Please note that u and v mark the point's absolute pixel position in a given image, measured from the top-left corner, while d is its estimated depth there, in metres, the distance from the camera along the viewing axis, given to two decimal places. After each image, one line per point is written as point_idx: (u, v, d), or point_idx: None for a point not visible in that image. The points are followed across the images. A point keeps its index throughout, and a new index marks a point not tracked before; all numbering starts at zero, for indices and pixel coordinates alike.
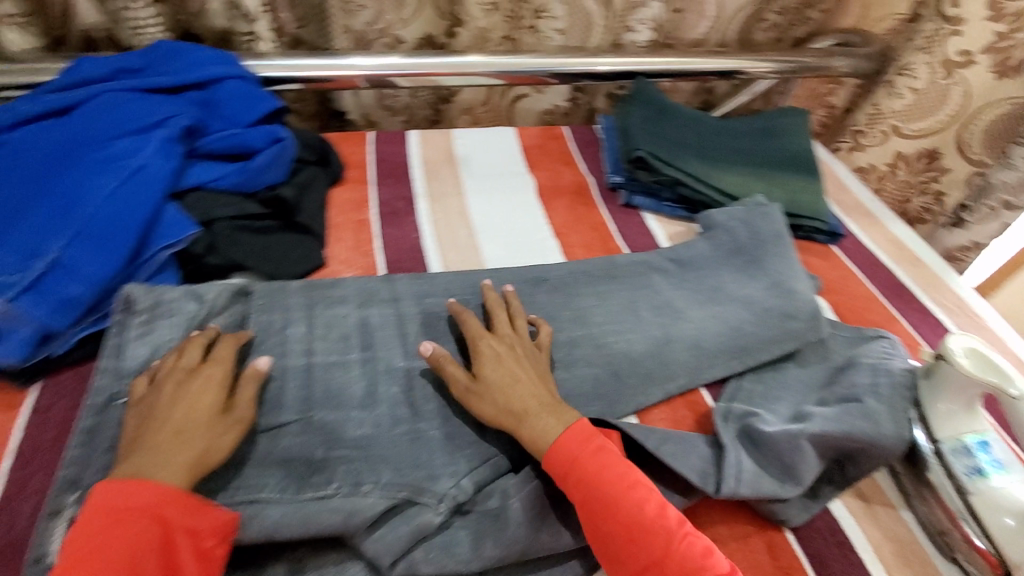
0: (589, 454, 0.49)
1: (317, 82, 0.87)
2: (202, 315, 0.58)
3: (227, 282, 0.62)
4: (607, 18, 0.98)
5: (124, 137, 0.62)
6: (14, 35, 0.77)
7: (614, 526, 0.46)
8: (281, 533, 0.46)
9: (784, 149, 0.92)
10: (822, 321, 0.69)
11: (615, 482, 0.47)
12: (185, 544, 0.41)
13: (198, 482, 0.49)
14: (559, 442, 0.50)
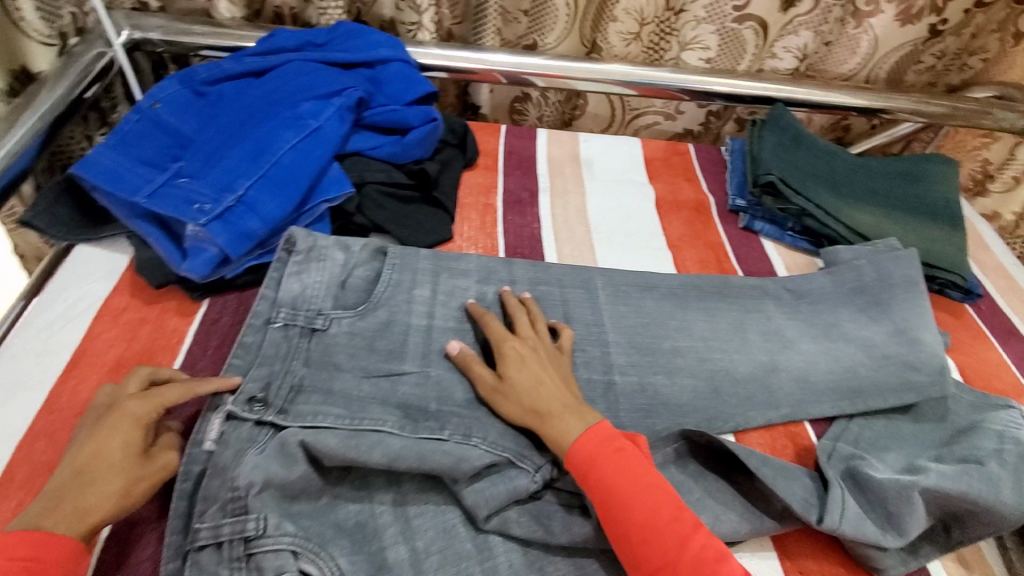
0: (606, 456, 0.50)
1: (463, 73, 0.93)
2: (347, 266, 0.64)
3: (369, 240, 0.68)
4: (758, 49, 0.98)
5: (307, 102, 0.71)
6: (224, 5, 0.89)
7: (628, 527, 0.47)
8: (402, 461, 0.50)
9: (924, 196, 0.87)
10: (949, 378, 0.64)
11: (631, 482, 0.48)
12: None
13: (332, 405, 0.54)
14: (578, 443, 0.51)
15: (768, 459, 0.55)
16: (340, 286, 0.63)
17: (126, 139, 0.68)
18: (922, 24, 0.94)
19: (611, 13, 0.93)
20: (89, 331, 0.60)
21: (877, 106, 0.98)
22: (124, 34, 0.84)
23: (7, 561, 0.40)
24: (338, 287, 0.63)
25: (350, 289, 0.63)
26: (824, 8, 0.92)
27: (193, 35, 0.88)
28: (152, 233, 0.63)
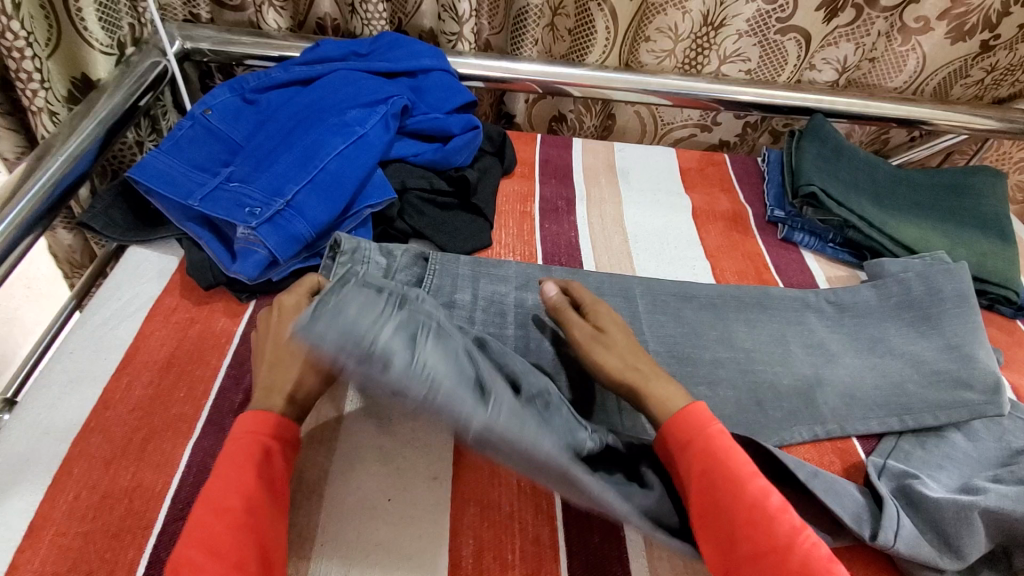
0: (716, 433, 0.48)
1: (500, 82, 0.94)
2: (388, 268, 0.65)
3: (409, 246, 0.68)
4: (799, 61, 0.97)
5: (354, 109, 0.73)
6: (272, 15, 0.92)
7: (732, 505, 0.43)
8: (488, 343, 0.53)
9: (972, 209, 0.85)
10: (1005, 397, 0.62)
11: (736, 462, 0.45)
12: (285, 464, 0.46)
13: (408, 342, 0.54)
14: (688, 414, 0.49)
15: (818, 473, 0.54)
16: None
17: (180, 145, 0.70)
18: (974, 41, 0.92)
19: (644, 33, 0.94)
20: (142, 329, 0.62)
21: (920, 118, 0.96)
22: (176, 44, 0.88)
23: (253, 433, 0.45)
24: None
25: None
26: (867, 20, 0.91)
27: (239, 45, 0.91)
28: (203, 236, 0.65)
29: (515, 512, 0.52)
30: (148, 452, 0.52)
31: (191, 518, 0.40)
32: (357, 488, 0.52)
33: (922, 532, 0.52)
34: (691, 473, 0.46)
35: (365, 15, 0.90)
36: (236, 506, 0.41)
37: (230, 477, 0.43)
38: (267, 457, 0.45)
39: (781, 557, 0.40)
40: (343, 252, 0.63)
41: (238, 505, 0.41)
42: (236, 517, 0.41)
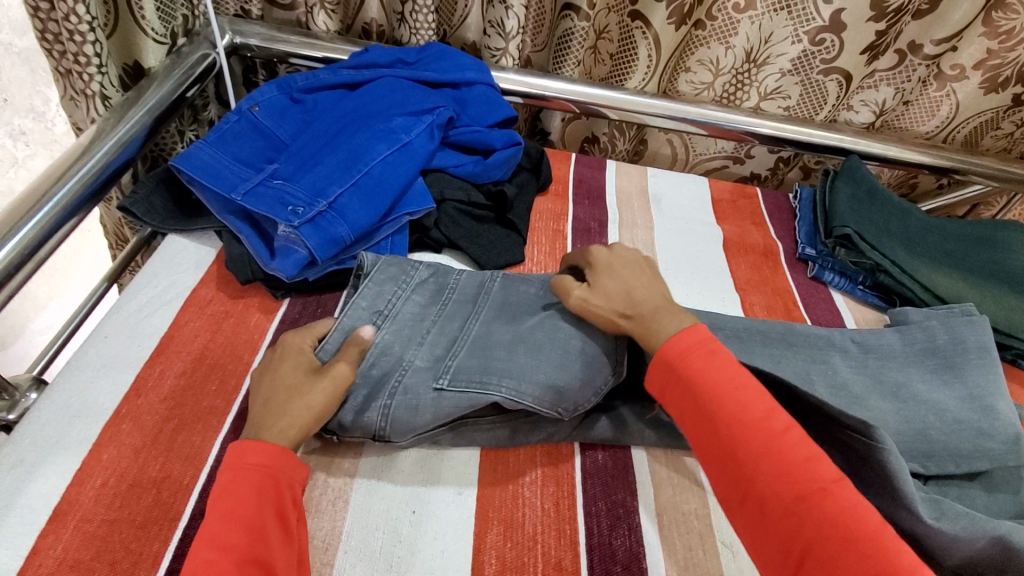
0: (702, 354, 0.50)
1: (539, 99, 0.95)
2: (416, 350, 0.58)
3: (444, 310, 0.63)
4: (837, 101, 0.97)
5: (400, 117, 0.73)
6: (322, 18, 0.94)
7: (719, 419, 0.47)
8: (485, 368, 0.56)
9: (1003, 263, 0.85)
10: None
11: (716, 383, 0.48)
12: (288, 494, 0.46)
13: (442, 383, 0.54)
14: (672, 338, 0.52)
15: (855, 485, 0.55)
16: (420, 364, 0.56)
17: (225, 138, 0.71)
18: (1006, 93, 0.92)
19: (685, 63, 0.96)
20: (177, 319, 0.62)
21: (950, 165, 0.97)
22: (226, 37, 0.90)
23: (245, 465, 0.45)
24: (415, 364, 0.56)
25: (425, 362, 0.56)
26: (908, 67, 0.92)
27: (286, 43, 0.92)
28: (242, 230, 0.66)
29: (539, 534, 0.51)
30: (178, 443, 0.53)
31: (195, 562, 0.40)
32: (382, 499, 0.51)
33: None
34: (679, 398, 0.50)
35: (414, 25, 0.92)
36: (241, 543, 0.41)
37: (229, 515, 0.42)
38: (275, 490, 0.45)
39: (759, 461, 0.44)
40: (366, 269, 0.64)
41: (241, 541, 0.41)
42: (243, 552, 0.41)
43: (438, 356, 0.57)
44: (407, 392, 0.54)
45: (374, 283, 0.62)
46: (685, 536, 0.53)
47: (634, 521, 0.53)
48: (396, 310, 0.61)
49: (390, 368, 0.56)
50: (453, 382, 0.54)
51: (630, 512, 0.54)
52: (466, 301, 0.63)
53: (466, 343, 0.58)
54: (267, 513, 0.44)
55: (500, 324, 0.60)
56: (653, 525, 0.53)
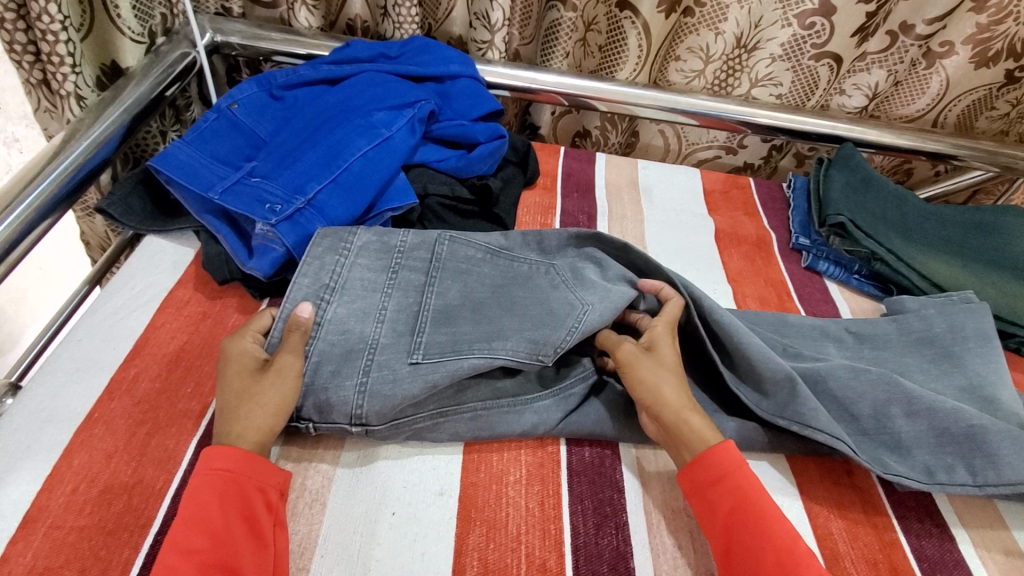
0: (744, 471, 0.50)
1: (525, 92, 0.93)
2: (386, 317, 0.57)
3: (411, 272, 0.60)
4: (829, 84, 0.95)
5: (382, 112, 0.72)
6: (304, 14, 0.93)
7: (768, 551, 0.45)
8: (462, 344, 0.55)
9: (1004, 247, 0.82)
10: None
11: (766, 504, 0.48)
12: (257, 498, 0.45)
13: (418, 357, 0.54)
14: (719, 448, 0.51)
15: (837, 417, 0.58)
16: (394, 335, 0.55)
17: (204, 137, 0.70)
18: (998, 69, 0.90)
19: (675, 52, 0.94)
20: (153, 320, 0.61)
21: (947, 151, 0.94)
22: (206, 36, 0.89)
23: (210, 469, 0.45)
24: (392, 336, 0.55)
25: (401, 332, 0.56)
26: (900, 49, 0.90)
27: (269, 41, 0.91)
28: (219, 228, 0.64)
29: (522, 535, 0.50)
30: (151, 447, 0.51)
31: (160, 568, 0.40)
32: (361, 500, 0.50)
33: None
34: (720, 515, 0.48)
35: (398, 20, 0.90)
36: (205, 548, 0.41)
37: (191, 521, 0.42)
38: (242, 496, 0.45)
39: None
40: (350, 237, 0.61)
41: (205, 547, 0.41)
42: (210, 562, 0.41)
43: (403, 326, 0.56)
44: (382, 368, 0.53)
45: (315, 260, 0.59)
46: (674, 534, 0.51)
47: (622, 520, 0.52)
48: (345, 282, 0.58)
49: (354, 343, 0.54)
50: (427, 354, 0.54)
51: (617, 510, 0.52)
52: (417, 265, 0.61)
53: (429, 314, 0.57)
54: (234, 520, 0.43)
55: (457, 289, 0.60)
56: (642, 527, 0.52)
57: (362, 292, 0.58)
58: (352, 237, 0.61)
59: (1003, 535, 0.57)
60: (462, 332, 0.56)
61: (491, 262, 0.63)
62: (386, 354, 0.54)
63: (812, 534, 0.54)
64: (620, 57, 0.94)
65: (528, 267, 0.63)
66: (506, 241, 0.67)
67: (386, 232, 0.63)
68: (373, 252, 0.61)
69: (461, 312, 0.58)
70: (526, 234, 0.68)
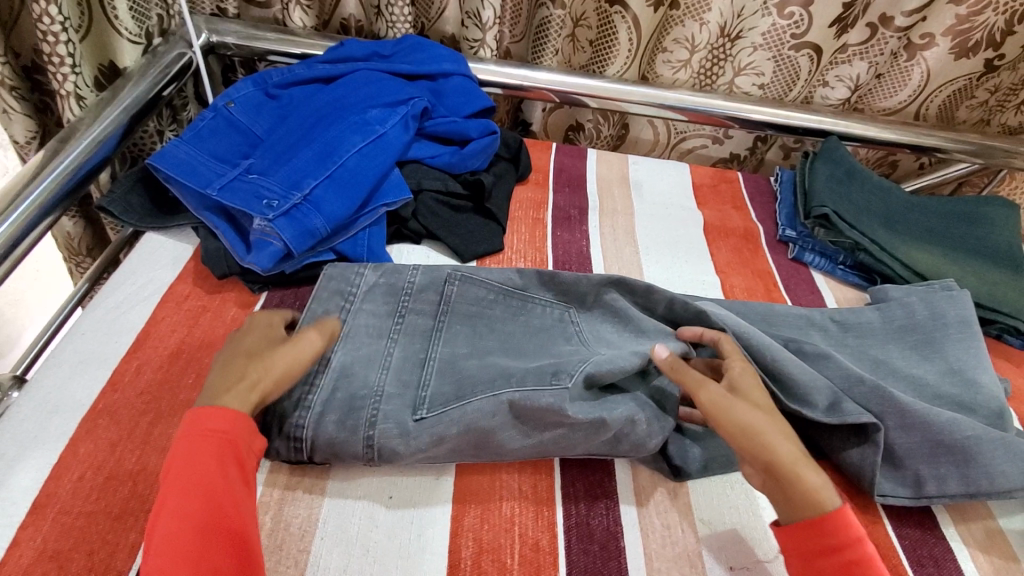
0: (856, 547, 0.45)
1: (517, 89, 0.95)
2: (393, 364, 0.56)
3: (421, 318, 0.61)
4: (810, 75, 0.98)
5: (375, 109, 0.73)
6: (299, 14, 0.94)
7: None
8: (467, 388, 0.53)
9: (986, 239, 0.84)
10: (1008, 422, 0.61)
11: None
12: (248, 461, 0.46)
13: (424, 412, 0.52)
14: (827, 518, 0.46)
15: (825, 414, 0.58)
16: (401, 390, 0.54)
17: (201, 136, 0.71)
18: (977, 59, 0.92)
19: (663, 44, 0.95)
20: (153, 315, 0.62)
21: (930, 144, 0.97)
22: (202, 37, 0.90)
23: (202, 431, 0.45)
24: (400, 388, 0.54)
25: (410, 388, 0.54)
26: (880, 39, 0.92)
27: (264, 41, 0.92)
28: (217, 225, 0.66)
29: (516, 516, 0.51)
30: (154, 436, 0.53)
31: (162, 533, 0.40)
32: (361, 485, 0.52)
33: (905, 562, 0.54)
34: None
35: (390, 20, 0.92)
36: (203, 512, 0.42)
37: (185, 487, 0.42)
38: (235, 458, 0.45)
39: None
40: (359, 288, 0.62)
41: (203, 512, 0.42)
42: (201, 522, 0.41)
43: (408, 374, 0.55)
44: (386, 420, 0.51)
45: (320, 304, 0.60)
46: (664, 515, 0.53)
47: (613, 501, 0.53)
48: (350, 330, 0.59)
49: (357, 393, 0.53)
50: (431, 407, 0.52)
51: (608, 492, 0.54)
52: (424, 309, 0.61)
53: (435, 363, 0.56)
54: (230, 483, 0.44)
55: (464, 336, 0.59)
56: (632, 508, 0.53)
57: (370, 345, 0.58)
58: (358, 283, 0.62)
59: (982, 514, 0.59)
60: (474, 381, 0.54)
61: (495, 314, 0.62)
62: (392, 405, 0.52)
63: None
64: (611, 53, 0.96)
65: (540, 311, 0.63)
66: (520, 279, 0.64)
67: (395, 270, 0.64)
68: (381, 300, 0.62)
69: (467, 359, 0.57)
70: (543, 274, 0.64)
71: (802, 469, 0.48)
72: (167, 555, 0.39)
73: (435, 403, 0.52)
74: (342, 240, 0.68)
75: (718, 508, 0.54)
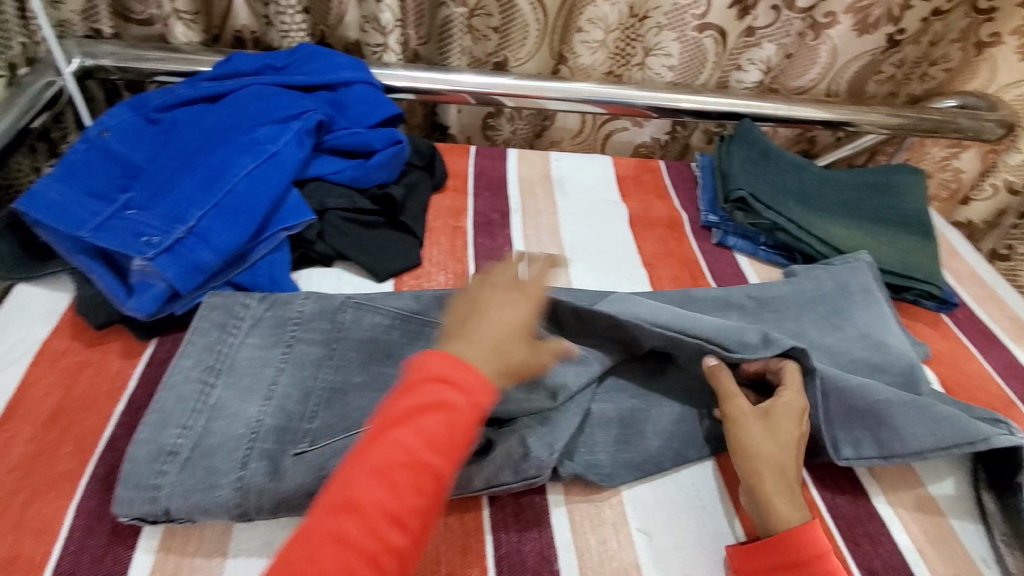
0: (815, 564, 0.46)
1: (429, 94, 0.91)
2: (274, 398, 0.53)
3: (309, 346, 0.57)
4: (717, 58, 0.98)
5: (265, 126, 0.68)
6: (181, 29, 0.87)
7: None
8: (355, 428, 0.50)
9: (896, 207, 0.86)
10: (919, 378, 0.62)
11: None
12: (464, 410, 0.42)
13: (304, 448, 0.49)
14: (788, 537, 0.47)
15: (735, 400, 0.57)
16: (278, 423, 0.51)
17: (73, 170, 0.64)
18: (879, 34, 0.94)
19: (575, 23, 0.92)
20: (24, 377, 0.56)
21: (840, 118, 0.98)
22: (75, 62, 0.83)
23: (433, 378, 0.42)
24: (277, 419, 0.51)
25: (289, 420, 0.51)
26: (785, 21, 0.93)
27: (148, 60, 0.85)
28: (95, 270, 0.59)
29: (442, 554, 0.48)
30: (26, 518, 0.47)
31: (371, 472, 0.39)
32: (270, 543, 0.47)
33: (840, 543, 0.54)
34: None
35: (283, 28, 0.87)
36: (396, 453, 0.40)
37: (388, 434, 0.40)
38: (436, 398, 0.41)
39: None
40: (242, 317, 0.59)
41: (397, 456, 0.39)
42: (377, 463, 0.39)
43: (292, 405, 0.52)
44: (263, 459, 0.48)
45: (199, 340, 0.56)
46: (599, 530, 0.51)
47: (544, 522, 0.51)
48: (231, 363, 0.55)
49: (231, 434, 0.50)
50: (314, 441, 0.49)
51: (539, 513, 0.52)
52: (315, 337, 0.58)
53: (322, 394, 0.53)
54: (420, 428, 0.41)
55: (359, 361, 0.57)
56: (564, 525, 0.51)
57: (247, 374, 0.54)
58: (242, 314, 0.59)
59: (912, 483, 0.60)
60: (369, 414, 0.51)
61: (397, 342, 0.59)
62: (268, 441, 0.49)
63: (732, 507, 0.54)
64: (515, 33, 0.94)
65: (439, 335, 0.60)
66: (418, 304, 0.62)
67: (285, 301, 0.60)
68: (268, 328, 0.58)
69: (359, 388, 0.54)
70: (439, 297, 0.63)
71: (787, 471, 0.51)
72: (383, 483, 0.39)
73: (314, 444, 0.49)
74: (240, 272, 0.64)
75: (654, 514, 0.53)
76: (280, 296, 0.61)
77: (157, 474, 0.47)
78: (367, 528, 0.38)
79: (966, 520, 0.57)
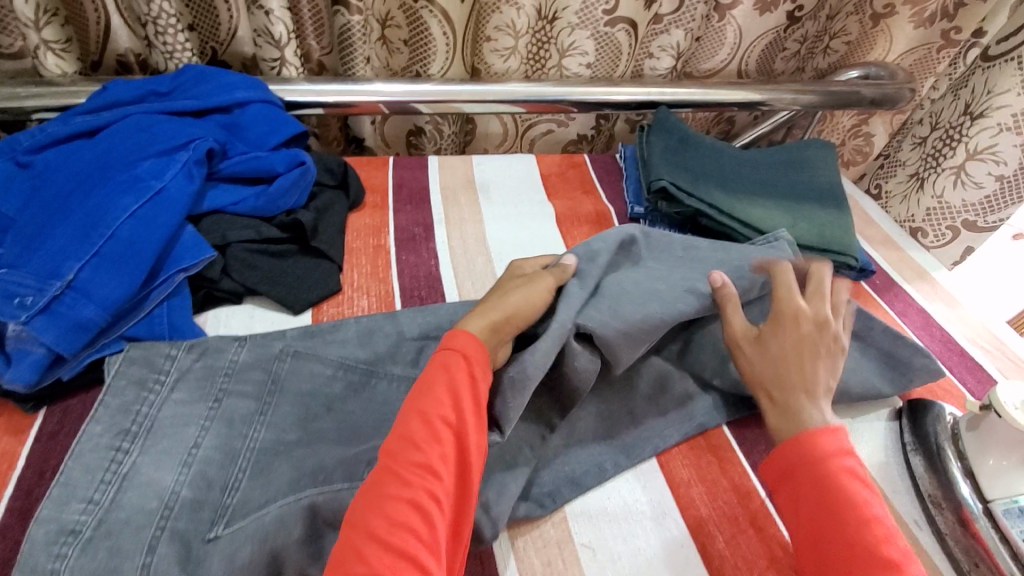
0: (833, 463, 0.48)
1: (338, 107, 0.86)
2: (198, 461, 0.48)
3: (242, 400, 0.53)
4: (632, 49, 0.97)
5: (148, 161, 0.63)
6: (53, 60, 0.78)
7: (840, 539, 0.44)
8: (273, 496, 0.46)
9: (810, 181, 0.89)
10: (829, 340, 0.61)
11: (855, 491, 0.46)
12: (459, 364, 0.49)
13: (223, 525, 0.45)
14: (805, 436, 0.50)
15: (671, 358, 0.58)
16: (198, 492, 0.47)
17: None
18: (780, 12, 0.96)
19: (484, 33, 0.91)
20: None
21: (753, 99, 1.00)
22: None
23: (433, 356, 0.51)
24: (196, 488, 0.47)
25: (211, 487, 0.47)
26: (689, 6, 0.93)
27: (20, 98, 0.77)
28: None
29: None
30: None
31: (400, 441, 0.46)
32: None
33: None
34: (796, 503, 0.47)
35: (166, 49, 0.80)
36: (408, 418, 0.47)
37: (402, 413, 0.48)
38: (439, 365, 0.50)
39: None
40: (167, 371, 0.54)
41: (411, 420, 0.46)
42: (401, 432, 0.46)
43: (213, 471, 0.48)
44: (173, 539, 0.44)
45: (115, 399, 0.51)
46: (545, 552, 0.50)
47: (487, 552, 0.50)
48: (152, 424, 0.50)
49: (141, 508, 0.45)
50: (231, 522, 0.45)
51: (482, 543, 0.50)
52: (247, 389, 0.54)
53: (247, 454, 0.49)
54: (420, 396, 0.48)
55: (290, 412, 0.53)
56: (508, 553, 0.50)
57: (170, 438, 0.50)
58: (168, 366, 0.54)
59: None
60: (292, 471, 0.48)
61: (321, 383, 0.56)
62: (179, 514, 0.45)
63: (677, 507, 0.54)
64: (427, 49, 0.90)
65: (384, 385, 0.57)
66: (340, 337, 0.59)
67: (216, 349, 0.56)
68: (199, 380, 0.54)
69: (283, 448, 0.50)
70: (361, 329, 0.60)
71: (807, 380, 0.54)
72: (406, 445, 0.45)
73: (242, 513, 0.46)
74: (135, 322, 0.59)
75: (598, 525, 0.52)
76: (213, 340, 0.57)
77: (54, 561, 0.42)
78: (402, 480, 0.43)
79: (897, 484, 0.59)
